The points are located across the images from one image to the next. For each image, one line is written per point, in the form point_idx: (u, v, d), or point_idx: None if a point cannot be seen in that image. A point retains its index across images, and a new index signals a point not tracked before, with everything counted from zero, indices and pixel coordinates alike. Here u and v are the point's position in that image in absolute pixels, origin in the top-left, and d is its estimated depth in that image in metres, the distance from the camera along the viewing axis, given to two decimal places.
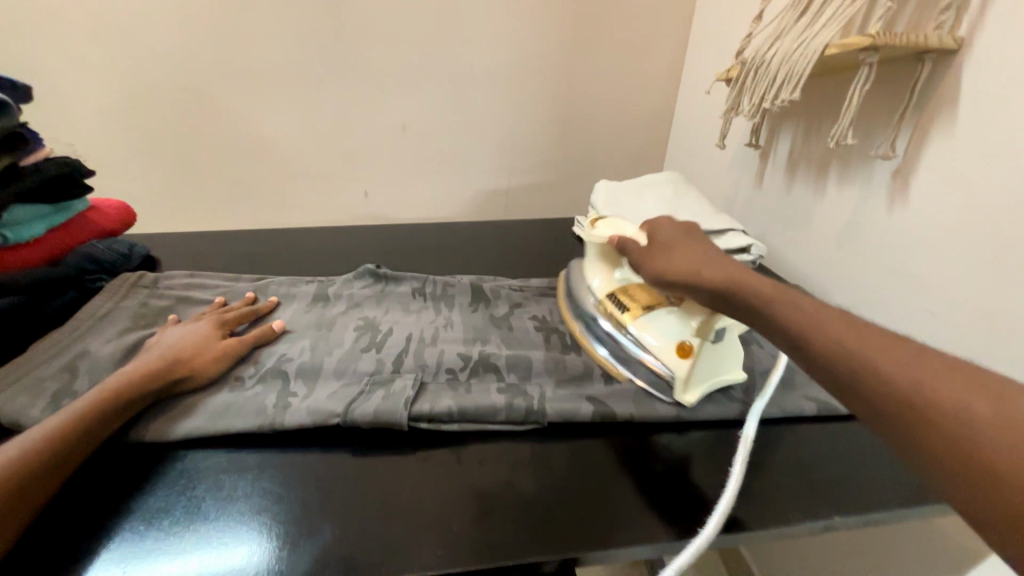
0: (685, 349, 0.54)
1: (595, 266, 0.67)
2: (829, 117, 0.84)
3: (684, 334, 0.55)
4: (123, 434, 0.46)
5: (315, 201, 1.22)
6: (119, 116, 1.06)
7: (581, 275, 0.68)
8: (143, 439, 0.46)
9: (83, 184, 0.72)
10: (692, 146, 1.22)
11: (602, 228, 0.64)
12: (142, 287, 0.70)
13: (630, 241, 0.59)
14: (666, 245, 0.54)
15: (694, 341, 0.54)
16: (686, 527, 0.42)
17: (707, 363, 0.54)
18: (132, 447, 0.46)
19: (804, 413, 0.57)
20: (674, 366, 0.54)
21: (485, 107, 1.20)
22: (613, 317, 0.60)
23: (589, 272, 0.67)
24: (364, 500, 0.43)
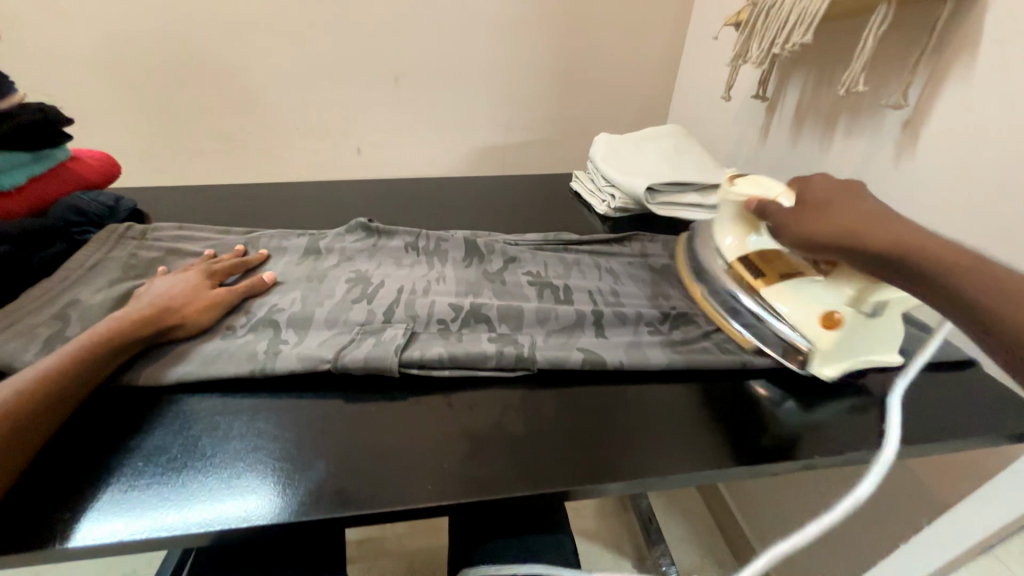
0: (832, 320, 0.51)
1: (726, 225, 0.63)
2: (842, 64, 0.79)
3: (839, 302, 0.51)
4: (118, 379, 0.46)
5: (306, 156, 1.19)
6: (94, 62, 1.01)
7: (708, 236, 0.67)
8: (137, 383, 0.47)
9: (62, 131, 0.69)
10: (697, 98, 1.17)
11: (745, 185, 0.59)
12: (130, 239, 0.68)
13: (774, 203, 0.55)
14: (819, 203, 0.51)
15: (846, 311, 0.51)
16: (670, 468, 0.44)
17: (856, 336, 0.52)
18: (127, 390, 0.47)
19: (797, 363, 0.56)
20: (815, 336, 0.52)
21: (481, 55, 1.14)
22: (743, 281, 0.59)
23: (718, 233, 0.64)
24: (355, 441, 0.44)
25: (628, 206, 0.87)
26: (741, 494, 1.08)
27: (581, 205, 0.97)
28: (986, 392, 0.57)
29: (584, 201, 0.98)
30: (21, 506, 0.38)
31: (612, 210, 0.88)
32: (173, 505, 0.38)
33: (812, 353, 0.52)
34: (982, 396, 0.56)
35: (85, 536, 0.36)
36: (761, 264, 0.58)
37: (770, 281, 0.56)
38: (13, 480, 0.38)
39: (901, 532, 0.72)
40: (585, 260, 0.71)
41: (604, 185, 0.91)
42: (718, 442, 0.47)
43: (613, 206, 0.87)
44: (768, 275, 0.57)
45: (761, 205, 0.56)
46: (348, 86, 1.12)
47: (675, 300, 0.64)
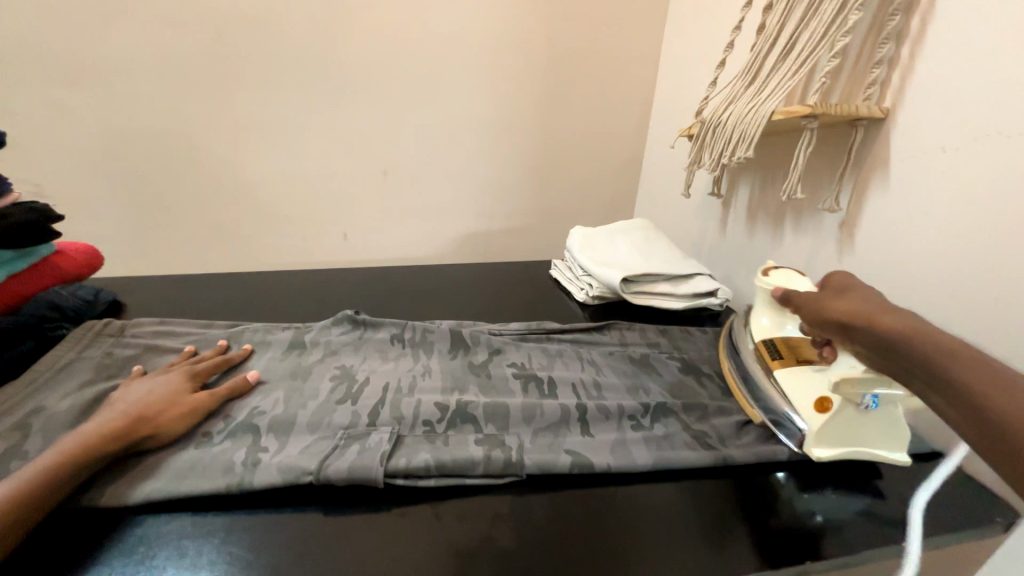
0: (825, 405, 0.53)
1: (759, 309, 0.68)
2: (780, 173, 0.92)
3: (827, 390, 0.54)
4: (77, 501, 0.43)
5: (293, 243, 1.22)
6: (92, 159, 1.05)
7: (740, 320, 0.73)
8: (99, 504, 0.43)
9: (51, 228, 0.70)
10: (660, 193, 1.30)
11: (776, 277, 0.66)
12: (107, 336, 0.67)
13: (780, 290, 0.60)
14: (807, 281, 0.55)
15: (836, 400, 0.52)
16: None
17: (857, 426, 0.53)
18: (84, 514, 0.43)
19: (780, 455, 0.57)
20: (809, 417, 0.54)
21: (465, 155, 1.25)
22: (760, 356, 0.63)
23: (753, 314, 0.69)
24: (335, 564, 0.41)
25: (605, 294, 0.92)
26: None
27: (560, 291, 1.02)
28: (959, 479, 0.59)
29: (563, 288, 1.03)
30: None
31: (590, 297, 0.93)
32: None
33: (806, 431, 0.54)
34: (953, 484, 0.58)
35: None
36: (780, 348, 0.62)
37: (785, 362, 0.60)
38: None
39: None
40: (567, 351, 0.73)
41: (582, 274, 0.96)
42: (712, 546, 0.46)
43: (591, 294, 0.92)
44: (786, 357, 0.60)
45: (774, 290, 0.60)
46: (340, 181, 1.20)
47: (656, 392, 0.66)
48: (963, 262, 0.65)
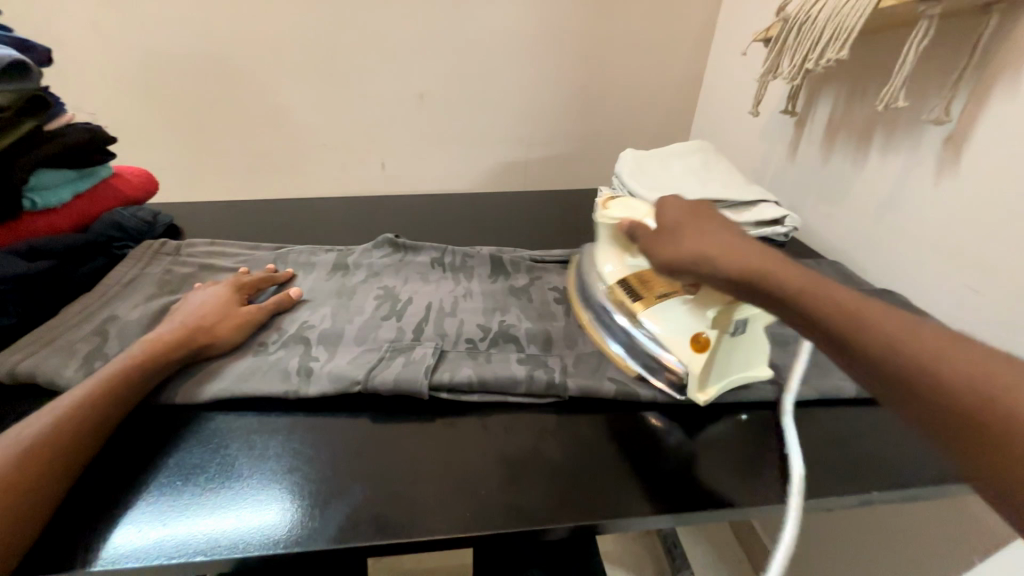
0: (701, 342, 0.48)
1: (605, 250, 0.60)
2: (877, 79, 0.78)
3: (703, 324, 0.48)
4: (156, 398, 0.47)
5: (332, 172, 1.21)
6: (137, 83, 1.06)
7: (591, 263, 0.63)
8: (174, 400, 0.47)
9: (106, 150, 0.72)
10: (722, 114, 1.16)
11: (616, 208, 0.58)
12: (165, 255, 0.70)
13: (640, 225, 0.53)
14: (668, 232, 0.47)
15: (711, 333, 0.48)
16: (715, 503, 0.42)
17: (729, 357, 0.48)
18: (162, 408, 0.47)
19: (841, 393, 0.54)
20: (688, 359, 0.49)
21: (505, 73, 1.15)
22: (623, 302, 0.55)
23: (600, 256, 0.60)
24: (391, 463, 0.43)
25: None
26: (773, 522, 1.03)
27: None
28: None
29: None
30: (61, 531, 0.37)
31: None
32: (211, 526, 0.38)
33: (688, 376, 0.49)
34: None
35: (125, 559, 0.36)
36: (638, 288, 0.55)
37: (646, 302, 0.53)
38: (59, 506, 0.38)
39: None
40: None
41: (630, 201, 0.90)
42: (763, 473, 0.45)
43: None
44: (646, 297, 0.54)
45: (630, 224, 0.54)
46: (375, 104, 1.14)
47: None
48: None
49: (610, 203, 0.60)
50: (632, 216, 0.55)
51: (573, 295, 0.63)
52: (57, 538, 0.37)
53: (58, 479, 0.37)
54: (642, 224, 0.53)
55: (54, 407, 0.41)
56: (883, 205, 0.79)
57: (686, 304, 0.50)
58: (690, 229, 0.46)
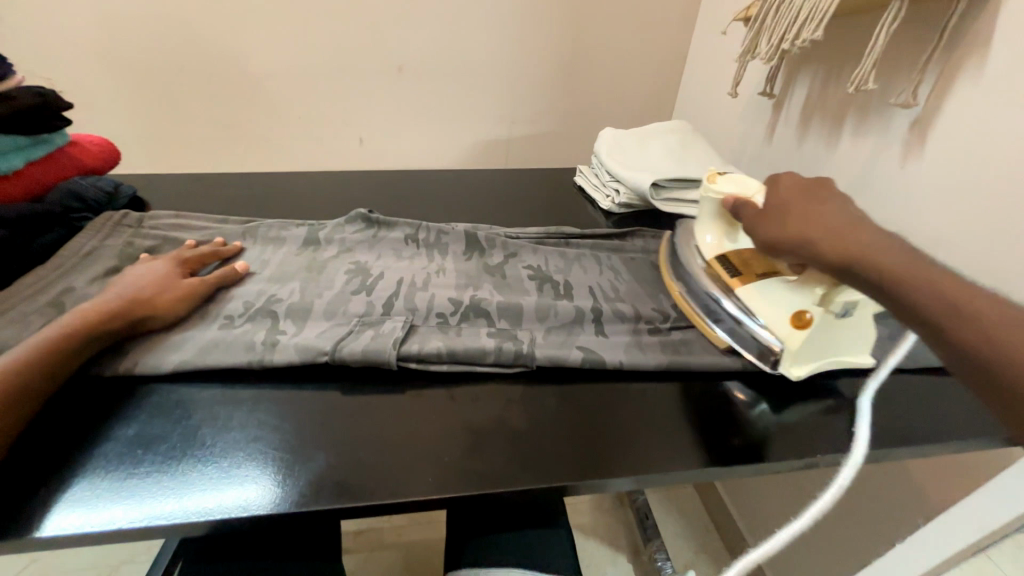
0: (802, 319, 0.49)
1: (706, 224, 0.62)
2: (851, 62, 0.79)
3: (804, 301, 0.50)
4: (93, 369, 0.46)
5: (307, 146, 1.18)
6: (92, 46, 1.00)
7: (688, 240, 0.65)
8: (130, 372, 0.46)
9: (62, 116, 0.68)
10: (704, 94, 1.16)
11: (725, 183, 0.58)
12: (126, 227, 0.68)
13: (750, 203, 0.53)
14: (777, 207, 0.49)
15: (815, 311, 0.48)
16: (673, 468, 0.43)
17: (825, 337, 0.49)
18: (118, 380, 0.47)
19: None
20: (785, 335, 0.50)
21: (487, 46, 1.12)
22: (721, 282, 0.57)
23: (698, 229, 0.63)
24: (356, 432, 0.44)
25: (632, 202, 0.86)
26: (738, 492, 1.09)
27: (584, 199, 0.96)
28: None
29: (587, 196, 0.97)
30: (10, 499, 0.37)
31: (616, 205, 0.87)
32: (173, 494, 0.38)
33: (782, 353, 0.50)
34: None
35: (83, 525, 0.36)
36: (737, 264, 0.57)
37: (745, 279, 0.55)
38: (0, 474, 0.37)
39: (893, 531, 0.73)
40: (586, 256, 0.70)
41: (609, 180, 0.90)
42: (716, 440, 0.47)
43: (617, 202, 0.87)
44: (745, 275, 0.56)
45: (735, 202, 0.55)
46: (351, 76, 1.11)
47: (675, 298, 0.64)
48: None
49: (718, 175, 0.60)
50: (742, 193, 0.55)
51: (664, 263, 0.67)
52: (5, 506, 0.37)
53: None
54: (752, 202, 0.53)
55: None
56: (851, 188, 0.81)
57: (784, 282, 0.52)
58: (804, 204, 0.47)
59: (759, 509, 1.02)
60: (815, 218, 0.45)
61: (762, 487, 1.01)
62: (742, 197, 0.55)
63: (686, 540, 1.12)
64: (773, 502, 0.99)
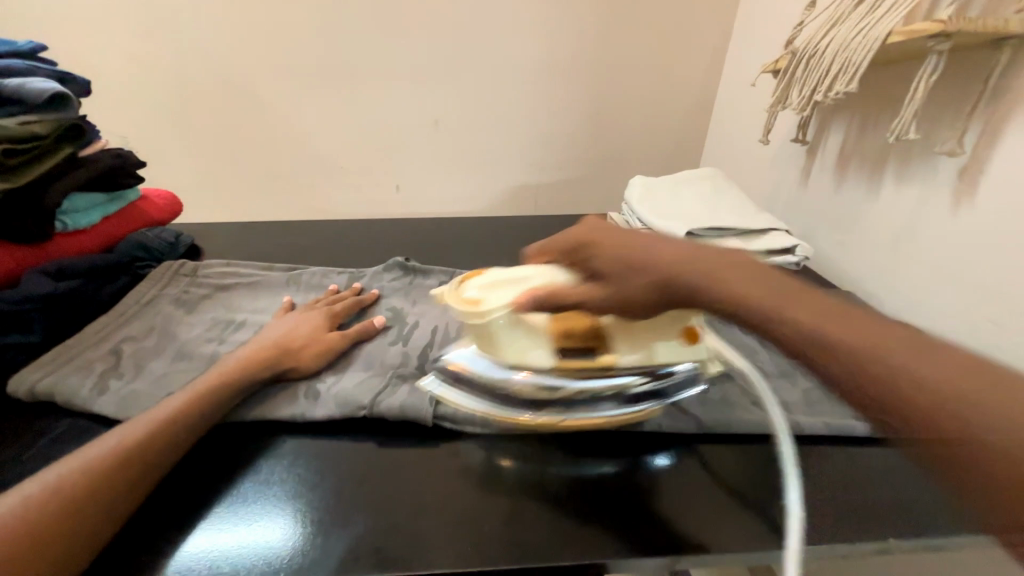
0: (692, 334, 0.52)
1: (521, 344, 0.50)
2: (887, 110, 0.78)
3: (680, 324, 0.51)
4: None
5: (347, 194, 1.24)
6: (168, 111, 1.12)
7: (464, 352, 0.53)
8: None
9: (136, 173, 0.75)
10: (734, 142, 1.17)
11: (490, 296, 0.49)
12: (183, 277, 0.72)
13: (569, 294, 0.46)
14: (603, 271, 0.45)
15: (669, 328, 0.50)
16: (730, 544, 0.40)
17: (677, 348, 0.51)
18: None
19: (853, 432, 0.51)
20: (701, 354, 0.52)
21: (518, 101, 1.19)
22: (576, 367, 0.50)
23: (508, 348, 0.50)
24: (394, 493, 0.43)
25: None
26: None
27: None
28: None
29: None
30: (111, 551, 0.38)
31: None
32: (216, 551, 0.38)
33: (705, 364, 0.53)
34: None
35: None
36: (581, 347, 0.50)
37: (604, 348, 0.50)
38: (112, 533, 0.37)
39: None
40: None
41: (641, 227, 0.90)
42: (775, 516, 0.43)
43: None
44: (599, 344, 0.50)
45: (536, 298, 0.46)
46: (391, 131, 1.18)
47: None
48: None
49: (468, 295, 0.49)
50: (530, 288, 0.48)
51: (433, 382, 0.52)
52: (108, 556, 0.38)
53: (108, 486, 0.38)
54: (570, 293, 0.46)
55: (134, 425, 0.42)
56: (897, 234, 0.78)
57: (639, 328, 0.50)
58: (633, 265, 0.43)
59: None
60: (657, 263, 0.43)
61: None
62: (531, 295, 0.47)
63: None
64: None
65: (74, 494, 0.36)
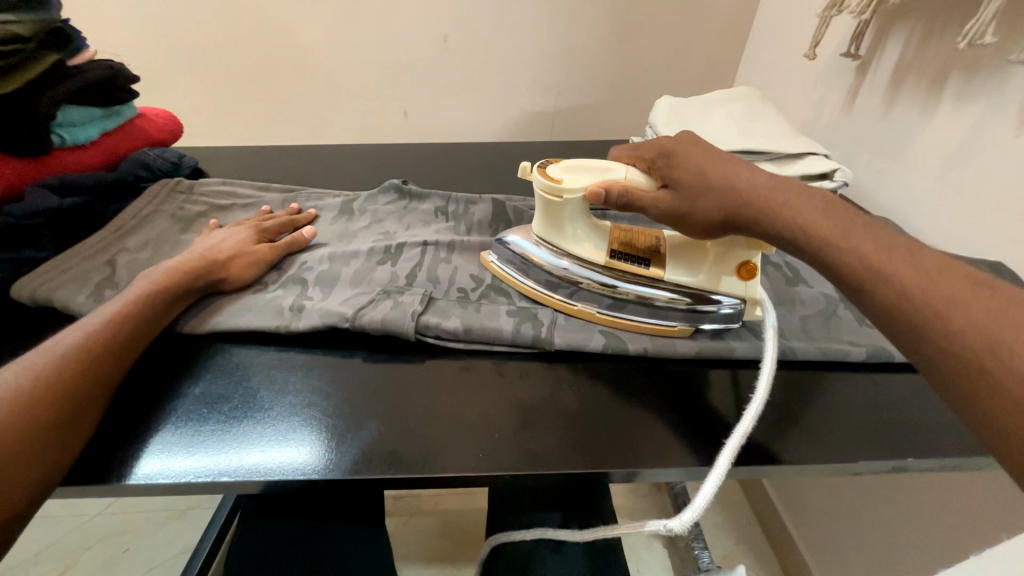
0: (748, 270, 0.49)
1: (580, 231, 0.52)
2: (962, 12, 0.68)
3: (739, 256, 0.49)
4: (178, 326, 0.49)
5: (352, 120, 1.18)
6: (155, 22, 1.03)
7: (526, 234, 0.55)
8: (189, 331, 0.49)
9: (129, 88, 0.70)
10: (774, 59, 1.05)
11: (571, 178, 0.49)
12: (179, 194, 0.70)
13: (638, 186, 0.47)
14: (694, 179, 0.44)
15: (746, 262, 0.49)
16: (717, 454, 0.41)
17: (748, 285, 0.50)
18: (181, 339, 0.49)
19: (848, 358, 0.50)
20: (744, 291, 0.50)
21: (536, 11, 1.07)
22: (630, 274, 0.51)
23: (566, 238, 0.52)
24: (406, 403, 0.44)
25: None
26: (785, 488, 1.04)
27: None
28: None
29: None
30: (106, 441, 0.40)
31: None
32: (235, 450, 0.39)
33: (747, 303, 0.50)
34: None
35: (155, 476, 0.38)
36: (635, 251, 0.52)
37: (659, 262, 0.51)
38: (90, 424, 0.39)
39: (960, 544, 0.66)
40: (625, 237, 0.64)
41: None
42: (786, 434, 0.44)
43: None
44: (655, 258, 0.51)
45: (617, 190, 0.47)
46: (396, 47, 1.09)
47: None
48: None
49: (551, 173, 0.50)
50: (610, 180, 0.48)
51: (495, 271, 0.56)
52: (99, 445, 0.40)
53: (74, 378, 0.39)
54: (633, 186, 0.48)
55: (83, 323, 0.42)
56: (946, 159, 0.71)
57: (700, 248, 0.50)
58: (716, 176, 0.43)
59: (809, 507, 0.97)
60: (739, 180, 0.42)
61: (813, 483, 0.95)
62: (614, 182, 0.48)
63: (725, 530, 1.09)
64: (824, 501, 0.93)
65: (40, 385, 0.37)
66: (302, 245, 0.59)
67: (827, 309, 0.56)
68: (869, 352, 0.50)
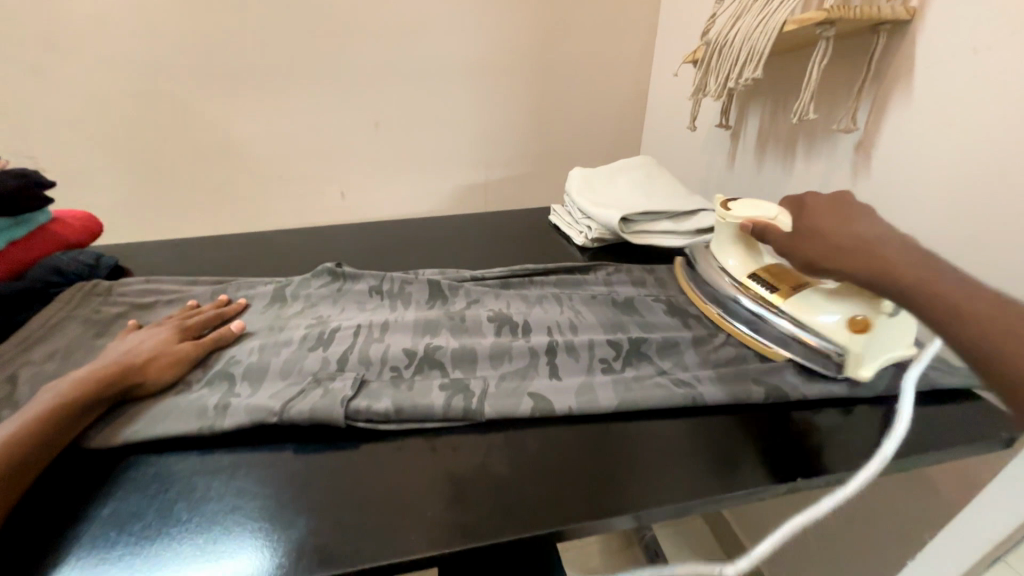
0: (862, 324, 0.54)
1: (728, 248, 0.69)
2: (794, 94, 0.85)
3: (850, 308, 0.55)
4: (84, 440, 0.46)
5: (289, 203, 1.21)
6: (77, 125, 1.03)
7: (709, 257, 0.73)
8: (97, 446, 0.46)
9: (42, 194, 0.69)
10: (666, 130, 1.23)
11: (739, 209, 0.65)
12: (96, 297, 0.68)
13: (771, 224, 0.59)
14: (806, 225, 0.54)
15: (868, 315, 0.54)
16: (640, 503, 0.43)
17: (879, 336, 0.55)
18: (88, 455, 0.46)
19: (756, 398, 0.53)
20: (845, 341, 0.55)
21: (458, 101, 1.19)
22: (760, 297, 0.63)
23: (719, 254, 0.70)
24: (336, 492, 0.43)
25: (604, 236, 0.90)
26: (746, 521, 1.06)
27: (559, 236, 0.99)
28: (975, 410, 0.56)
29: (562, 233, 1.00)
30: None
31: (589, 240, 0.91)
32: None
33: (846, 356, 0.55)
34: (964, 413, 0.56)
35: None
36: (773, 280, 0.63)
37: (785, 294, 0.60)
38: None
39: (901, 546, 0.72)
40: (549, 296, 0.69)
41: (580, 216, 0.93)
42: (707, 471, 0.47)
43: (590, 237, 0.90)
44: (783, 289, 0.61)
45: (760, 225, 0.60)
46: (329, 137, 1.16)
47: (634, 331, 0.63)
48: (995, 178, 0.60)
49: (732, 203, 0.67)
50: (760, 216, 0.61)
51: (682, 276, 0.76)
52: None
53: None
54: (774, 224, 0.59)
55: None
56: None
57: (824, 291, 0.58)
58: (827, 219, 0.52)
59: (769, 532, 1.00)
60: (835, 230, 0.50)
61: (769, 510, 0.99)
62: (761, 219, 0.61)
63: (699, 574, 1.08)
64: (780, 524, 0.97)
65: None
66: (231, 338, 0.59)
67: (736, 354, 0.60)
68: (773, 387, 0.54)
